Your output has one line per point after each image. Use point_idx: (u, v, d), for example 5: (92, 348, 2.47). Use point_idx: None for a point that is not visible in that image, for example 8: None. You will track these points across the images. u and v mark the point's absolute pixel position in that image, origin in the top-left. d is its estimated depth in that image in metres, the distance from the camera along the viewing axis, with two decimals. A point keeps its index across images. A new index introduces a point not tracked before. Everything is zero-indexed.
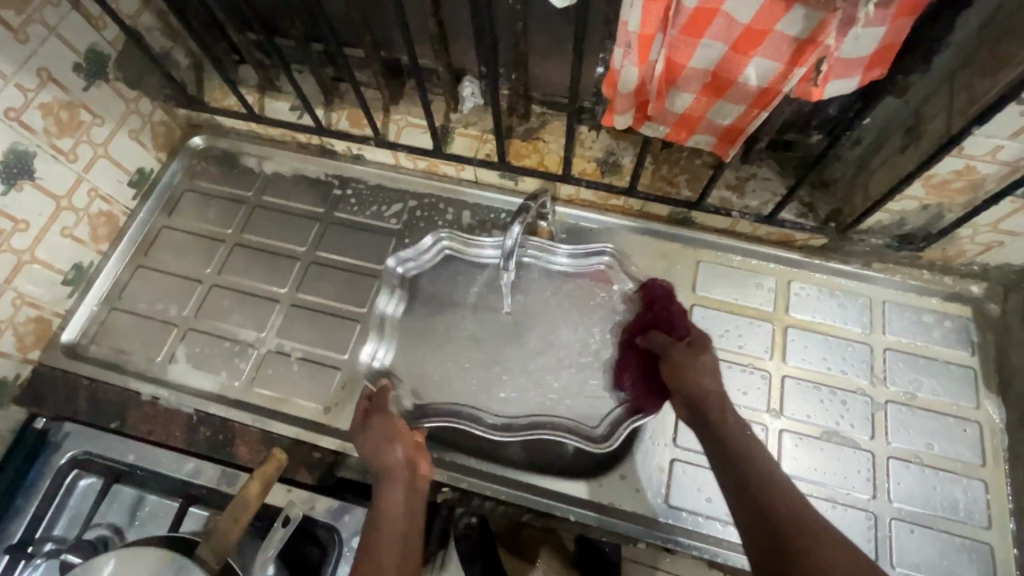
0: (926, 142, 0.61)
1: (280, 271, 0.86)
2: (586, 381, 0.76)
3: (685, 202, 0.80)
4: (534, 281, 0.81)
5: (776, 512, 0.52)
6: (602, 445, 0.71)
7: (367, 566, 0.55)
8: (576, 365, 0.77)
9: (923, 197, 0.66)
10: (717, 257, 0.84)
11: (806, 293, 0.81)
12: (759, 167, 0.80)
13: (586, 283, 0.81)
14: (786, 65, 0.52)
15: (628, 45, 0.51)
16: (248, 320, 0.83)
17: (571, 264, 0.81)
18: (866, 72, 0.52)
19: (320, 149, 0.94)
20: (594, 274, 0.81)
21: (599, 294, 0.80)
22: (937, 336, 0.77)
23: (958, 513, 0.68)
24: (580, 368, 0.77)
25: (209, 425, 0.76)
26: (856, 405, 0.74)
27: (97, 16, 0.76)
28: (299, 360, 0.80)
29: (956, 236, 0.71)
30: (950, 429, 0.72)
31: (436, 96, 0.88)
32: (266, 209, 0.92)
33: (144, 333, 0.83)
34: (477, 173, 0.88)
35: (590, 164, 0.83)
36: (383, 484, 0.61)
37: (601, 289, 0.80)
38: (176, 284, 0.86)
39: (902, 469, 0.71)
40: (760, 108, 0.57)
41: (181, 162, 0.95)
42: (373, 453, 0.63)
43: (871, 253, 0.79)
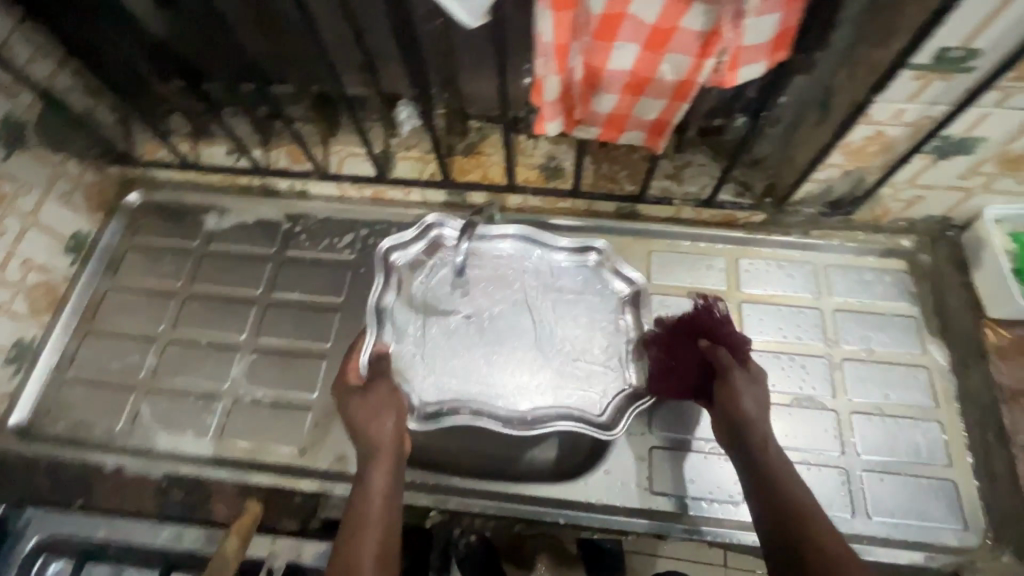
0: (837, 113, 0.65)
1: (236, 318, 0.84)
2: (559, 368, 0.71)
3: (629, 196, 0.83)
4: (521, 271, 0.76)
5: (786, 511, 0.58)
6: (611, 433, 0.66)
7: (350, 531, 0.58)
8: (559, 354, 0.72)
9: (844, 163, 0.70)
10: (668, 244, 0.86)
11: (755, 267, 0.84)
12: (694, 154, 0.83)
13: (587, 276, 0.76)
14: (696, 58, 0.54)
15: (545, 56, 0.53)
16: (209, 372, 0.81)
17: (569, 258, 0.76)
18: (772, 56, 0.54)
19: (263, 189, 0.93)
20: (593, 266, 0.76)
21: (599, 285, 0.75)
22: (879, 291, 0.81)
23: (921, 455, 0.72)
24: (584, 357, 0.72)
25: (181, 486, 0.73)
26: (815, 368, 0.78)
27: (9, 84, 0.74)
28: (267, 405, 0.78)
29: (880, 196, 0.75)
30: (903, 377, 0.76)
31: (373, 123, 0.88)
32: (214, 256, 0.90)
33: (100, 401, 0.80)
34: (423, 194, 0.90)
35: (534, 171, 0.85)
36: (369, 462, 0.62)
37: (601, 280, 0.75)
38: (128, 346, 0.83)
39: (864, 422, 0.74)
40: (681, 100, 0.59)
41: (119, 220, 0.92)
42: (363, 427, 0.63)
43: (808, 222, 0.83)
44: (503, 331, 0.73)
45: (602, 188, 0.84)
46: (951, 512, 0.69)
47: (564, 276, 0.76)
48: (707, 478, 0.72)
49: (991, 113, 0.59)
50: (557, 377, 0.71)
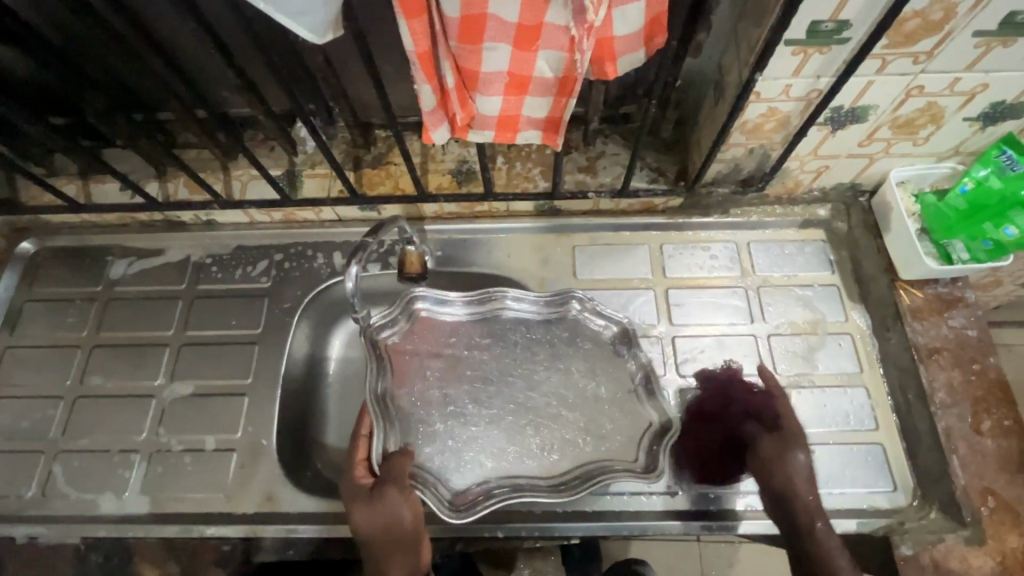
0: (730, 93, 0.64)
1: (149, 363, 0.80)
2: (566, 415, 0.74)
3: (543, 193, 0.80)
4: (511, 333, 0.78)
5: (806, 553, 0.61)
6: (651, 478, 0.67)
7: None
8: (567, 406, 0.74)
9: (746, 142, 0.69)
10: (590, 238, 0.85)
11: (679, 252, 0.83)
12: (605, 144, 0.82)
13: (572, 327, 0.78)
14: (570, 53, 0.53)
15: (412, 64, 0.52)
16: (124, 424, 0.76)
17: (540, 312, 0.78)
18: (648, 43, 0.54)
19: (166, 223, 0.88)
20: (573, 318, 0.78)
21: (587, 332, 0.78)
22: (800, 263, 0.82)
23: (850, 423, 0.73)
24: (597, 411, 0.73)
25: (102, 549, 0.69)
26: (742, 347, 0.78)
27: None
28: (188, 452, 0.74)
29: (788, 170, 0.75)
30: (828, 347, 0.77)
31: (273, 144, 0.84)
32: (120, 300, 0.85)
33: (6, 469, 0.74)
34: (337, 211, 0.85)
35: (446, 177, 0.82)
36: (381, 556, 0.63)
37: (588, 327, 0.78)
38: (34, 406, 0.78)
39: (794, 396, 0.75)
40: (567, 96, 0.58)
41: (14, 272, 0.87)
42: (370, 524, 0.62)
43: (725, 201, 0.82)
44: (502, 387, 0.75)
45: (515, 189, 0.82)
46: (882, 474, 0.71)
47: (550, 330, 0.78)
48: None
49: (875, 79, 0.59)
50: (577, 432, 0.73)
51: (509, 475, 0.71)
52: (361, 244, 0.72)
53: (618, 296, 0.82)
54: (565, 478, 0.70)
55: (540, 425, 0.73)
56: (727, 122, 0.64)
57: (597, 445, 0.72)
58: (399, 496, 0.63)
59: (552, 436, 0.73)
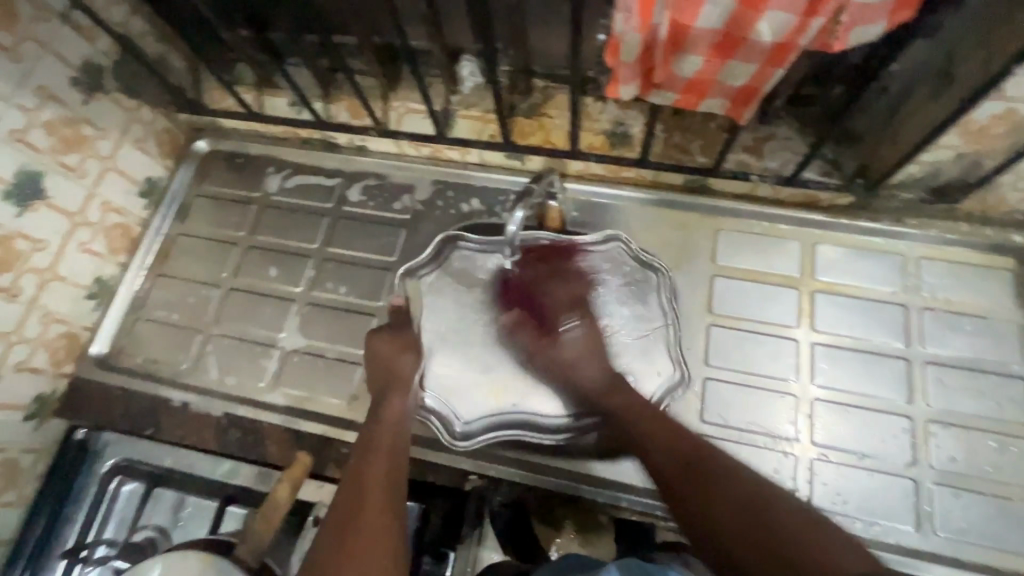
0: (961, 86, 0.57)
1: (293, 270, 0.86)
2: (754, 406, 0.72)
3: (701, 168, 0.76)
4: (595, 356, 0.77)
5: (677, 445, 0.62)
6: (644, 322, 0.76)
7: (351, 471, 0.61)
8: (761, 396, 0.73)
9: (959, 145, 0.62)
10: (737, 224, 0.80)
11: (835, 255, 0.77)
12: (778, 126, 0.76)
13: (745, 335, 0.75)
14: (801, 17, 0.48)
15: (628, 9, 0.48)
16: (268, 321, 0.83)
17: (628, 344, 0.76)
18: (893, 16, 0.47)
19: (322, 142, 0.93)
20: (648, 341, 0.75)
21: (786, 344, 0.74)
22: (977, 292, 0.73)
23: (1003, 475, 0.66)
24: (794, 407, 0.72)
25: (239, 427, 0.77)
26: (891, 367, 0.72)
27: (88, 27, 0.75)
28: (320, 358, 0.80)
29: (997, 184, 0.66)
30: (993, 387, 0.69)
31: (432, 79, 0.84)
32: (274, 208, 0.91)
33: (170, 339, 0.84)
34: (482, 155, 0.86)
35: (598, 137, 0.80)
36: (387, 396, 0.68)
37: (787, 340, 0.74)
38: (194, 290, 0.87)
39: (941, 432, 0.69)
40: (775, 66, 0.53)
41: (188, 167, 0.95)
42: (386, 361, 0.70)
43: (902, 208, 0.75)
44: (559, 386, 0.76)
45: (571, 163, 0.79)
46: None
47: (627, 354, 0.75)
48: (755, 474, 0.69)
49: None
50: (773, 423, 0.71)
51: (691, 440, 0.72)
52: (527, 189, 0.73)
53: (757, 288, 0.77)
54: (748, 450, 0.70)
55: (732, 409, 0.72)
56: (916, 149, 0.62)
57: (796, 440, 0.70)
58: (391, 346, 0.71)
59: (740, 416, 0.72)
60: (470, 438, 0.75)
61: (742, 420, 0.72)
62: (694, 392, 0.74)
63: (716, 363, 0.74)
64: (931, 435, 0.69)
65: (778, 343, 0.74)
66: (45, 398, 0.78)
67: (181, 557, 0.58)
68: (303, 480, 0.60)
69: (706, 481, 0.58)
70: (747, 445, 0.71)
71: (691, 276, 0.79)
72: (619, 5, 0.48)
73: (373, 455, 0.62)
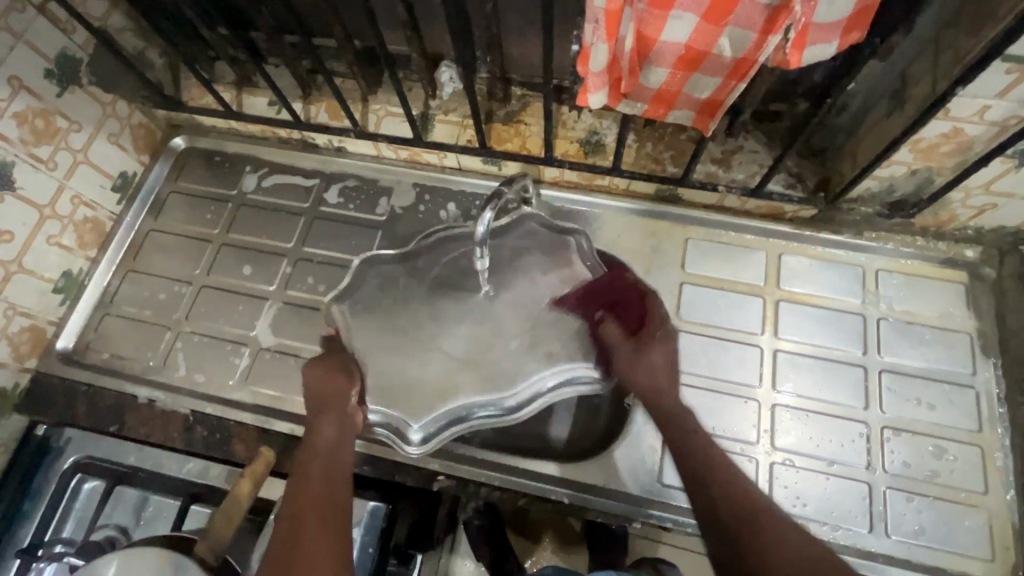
0: (911, 105, 0.60)
1: (267, 268, 0.86)
2: (717, 411, 0.74)
3: (671, 178, 0.79)
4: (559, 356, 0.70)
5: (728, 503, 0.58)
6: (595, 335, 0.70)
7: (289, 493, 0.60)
8: (724, 401, 0.74)
9: (911, 161, 0.65)
10: (705, 233, 0.82)
11: (798, 266, 0.79)
12: (745, 139, 0.78)
13: (712, 342, 0.77)
14: (759, 35, 0.51)
15: (596, 20, 0.50)
16: (240, 319, 0.83)
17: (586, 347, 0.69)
18: (845, 36, 0.50)
19: (301, 143, 0.93)
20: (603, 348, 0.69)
21: (749, 351, 0.76)
22: (931, 303, 0.76)
23: (953, 479, 0.69)
24: (756, 412, 0.74)
25: (207, 425, 0.77)
26: (849, 375, 0.74)
27: (65, 20, 0.75)
28: (291, 357, 0.80)
29: (948, 201, 0.70)
30: (945, 395, 0.72)
31: (412, 84, 0.86)
32: (250, 206, 0.91)
33: (138, 336, 0.83)
34: (459, 160, 0.87)
35: (573, 145, 0.81)
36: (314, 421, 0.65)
37: (751, 347, 0.76)
38: (165, 286, 0.86)
39: (896, 438, 0.71)
40: (736, 80, 0.56)
41: (164, 163, 0.95)
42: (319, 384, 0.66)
43: (861, 222, 0.78)
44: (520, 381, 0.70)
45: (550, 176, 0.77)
46: (979, 540, 0.67)
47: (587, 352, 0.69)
48: None
49: None
50: (737, 427, 0.73)
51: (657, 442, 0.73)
52: (497, 193, 0.68)
53: (723, 296, 0.79)
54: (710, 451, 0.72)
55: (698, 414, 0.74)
56: (872, 164, 0.65)
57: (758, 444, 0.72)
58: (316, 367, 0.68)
59: (703, 421, 0.74)
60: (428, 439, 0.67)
61: (706, 425, 0.73)
62: None
63: (683, 367, 0.76)
64: (886, 440, 0.71)
65: (742, 350, 0.76)
66: (6, 393, 0.77)
67: (138, 555, 0.57)
68: (264, 478, 0.60)
69: (758, 551, 0.54)
70: None
71: (660, 283, 0.80)
72: (588, 16, 0.50)
73: (310, 475, 0.61)
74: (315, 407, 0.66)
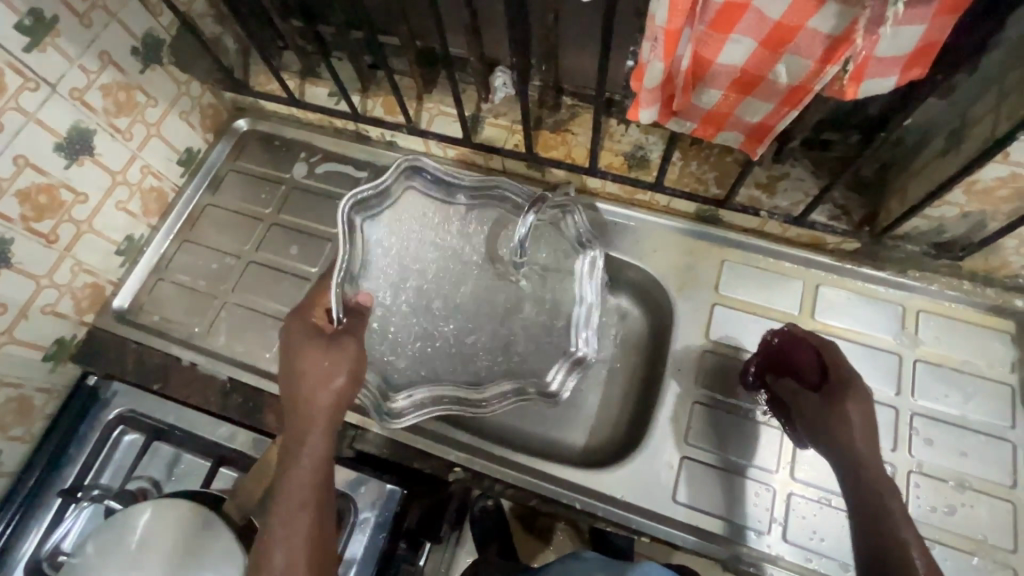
0: (969, 146, 0.59)
1: (312, 250, 0.90)
2: (738, 436, 0.74)
3: (712, 199, 0.78)
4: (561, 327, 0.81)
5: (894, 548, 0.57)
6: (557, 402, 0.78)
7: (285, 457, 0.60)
8: (745, 427, 0.74)
9: (964, 204, 0.64)
10: (743, 257, 0.82)
11: (835, 298, 0.78)
12: (793, 166, 0.78)
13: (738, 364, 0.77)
14: (817, 64, 0.51)
15: (655, 39, 0.51)
16: (282, 296, 0.87)
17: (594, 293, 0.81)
18: (905, 72, 0.50)
19: (355, 134, 0.97)
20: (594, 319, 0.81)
21: None
22: (973, 350, 0.74)
23: (980, 532, 0.67)
24: (778, 441, 0.73)
25: (242, 393, 0.81)
26: (879, 414, 0.72)
27: (154, 2, 0.81)
28: None
29: (1000, 246, 0.68)
30: (979, 445, 0.70)
31: (467, 86, 0.88)
32: (302, 190, 0.95)
33: (186, 302, 0.88)
34: (505, 163, 0.90)
35: (618, 158, 0.82)
36: (296, 386, 0.62)
37: None
38: (216, 258, 0.92)
39: (923, 483, 0.69)
40: (789, 106, 0.56)
41: (227, 142, 1.00)
42: (297, 353, 0.63)
43: (906, 260, 0.76)
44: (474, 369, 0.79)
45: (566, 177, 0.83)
46: None
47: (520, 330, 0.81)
48: (731, 501, 0.71)
49: None
50: (755, 452, 0.73)
51: (675, 459, 0.73)
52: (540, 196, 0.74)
53: (755, 321, 0.79)
54: (731, 475, 0.72)
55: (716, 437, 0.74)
56: (924, 202, 0.64)
57: (777, 472, 0.72)
58: (305, 339, 0.64)
59: (724, 445, 0.73)
60: (396, 417, 0.74)
61: (725, 448, 0.73)
62: (682, 415, 0.75)
63: (707, 388, 0.76)
64: (912, 485, 0.69)
65: None
66: (64, 342, 0.82)
67: (172, 506, 0.61)
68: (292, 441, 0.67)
69: None
70: (728, 472, 0.72)
71: (692, 302, 0.81)
72: (649, 35, 0.51)
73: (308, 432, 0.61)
74: (288, 380, 0.63)
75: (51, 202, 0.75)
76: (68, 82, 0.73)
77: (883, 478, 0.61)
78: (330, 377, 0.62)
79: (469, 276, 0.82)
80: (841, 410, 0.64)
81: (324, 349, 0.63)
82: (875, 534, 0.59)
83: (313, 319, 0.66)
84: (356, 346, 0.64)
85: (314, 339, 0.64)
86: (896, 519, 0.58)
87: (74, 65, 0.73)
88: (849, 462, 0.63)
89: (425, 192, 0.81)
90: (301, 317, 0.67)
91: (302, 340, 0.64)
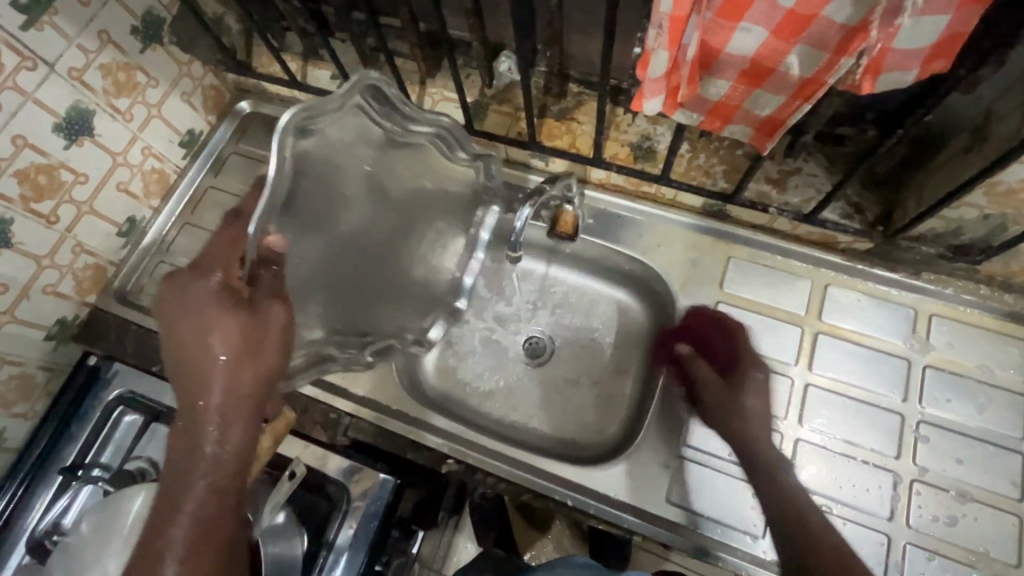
0: (993, 145, 0.55)
1: None
2: None
3: (720, 194, 0.76)
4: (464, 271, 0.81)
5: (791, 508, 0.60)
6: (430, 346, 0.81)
7: (178, 453, 0.49)
8: None
9: (984, 206, 0.60)
10: (749, 254, 0.80)
11: (843, 299, 0.76)
12: (805, 161, 0.75)
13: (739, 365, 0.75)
14: (831, 55, 0.48)
15: (660, 26, 0.48)
16: None
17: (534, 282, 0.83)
18: (925, 65, 0.47)
19: None
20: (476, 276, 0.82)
21: (779, 381, 0.73)
22: (987, 357, 0.71)
23: (982, 545, 0.65)
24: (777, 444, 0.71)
25: None
26: (883, 420, 0.70)
27: None
28: None
29: (1021, 251, 0.65)
30: (987, 456, 0.68)
31: (471, 71, 0.86)
32: None
33: None
34: (508, 151, 0.88)
35: (624, 149, 0.80)
36: (192, 372, 0.50)
37: (780, 377, 0.74)
38: None
39: (925, 493, 0.67)
40: (801, 99, 0.53)
41: (229, 124, 0.99)
42: (194, 326, 0.51)
43: (921, 262, 0.73)
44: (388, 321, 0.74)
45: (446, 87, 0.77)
46: None
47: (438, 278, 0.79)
48: (725, 502, 0.70)
49: None
50: None
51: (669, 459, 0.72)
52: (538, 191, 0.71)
53: (759, 321, 0.77)
54: (728, 477, 0.71)
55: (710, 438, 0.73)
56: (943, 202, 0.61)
57: None
58: (212, 300, 0.52)
59: (722, 446, 0.72)
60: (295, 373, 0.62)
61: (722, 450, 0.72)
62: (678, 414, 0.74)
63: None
64: (914, 494, 0.67)
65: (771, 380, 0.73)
66: (66, 322, 0.83)
67: None
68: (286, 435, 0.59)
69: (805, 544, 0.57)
70: (725, 474, 0.71)
71: (695, 299, 0.79)
72: (654, 21, 0.48)
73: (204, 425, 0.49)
74: (178, 364, 0.51)
75: (51, 183, 0.74)
76: (66, 61, 0.72)
77: (768, 443, 0.67)
78: (236, 360, 0.50)
79: (380, 214, 0.67)
80: (747, 392, 0.71)
81: (229, 321, 0.51)
82: (778, 501, 0.62)
83: (215, 279, 0.53)
84: (284, 311, 0.53)
85: (216, 307, 0.51)
86: (785, 481, 0.63)
87: (72, 44, 0.72)
88: (738, 435, 0.68)
89: (372, 116, 0.62)
90: (205, 281, 0.53)
91: (205, 305, 0.51)
